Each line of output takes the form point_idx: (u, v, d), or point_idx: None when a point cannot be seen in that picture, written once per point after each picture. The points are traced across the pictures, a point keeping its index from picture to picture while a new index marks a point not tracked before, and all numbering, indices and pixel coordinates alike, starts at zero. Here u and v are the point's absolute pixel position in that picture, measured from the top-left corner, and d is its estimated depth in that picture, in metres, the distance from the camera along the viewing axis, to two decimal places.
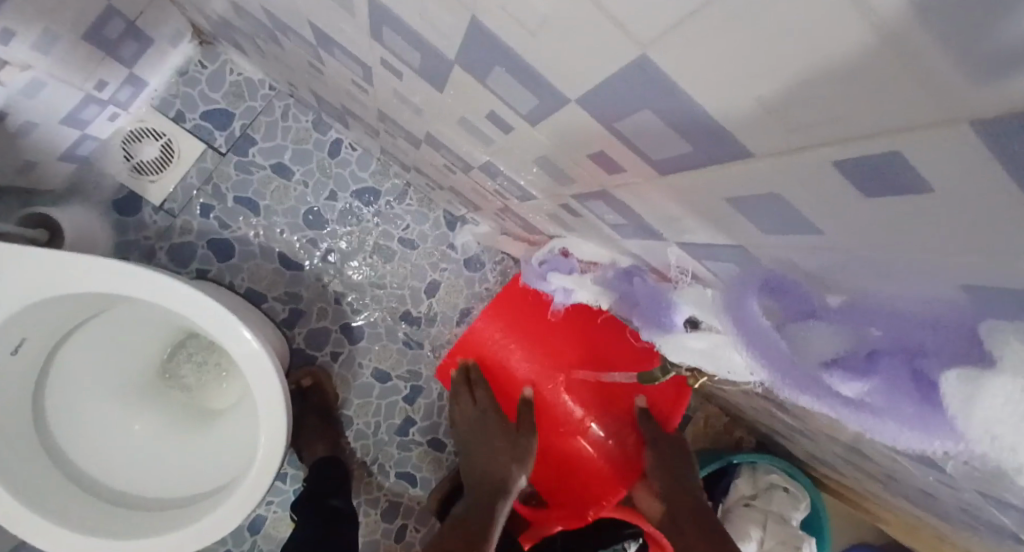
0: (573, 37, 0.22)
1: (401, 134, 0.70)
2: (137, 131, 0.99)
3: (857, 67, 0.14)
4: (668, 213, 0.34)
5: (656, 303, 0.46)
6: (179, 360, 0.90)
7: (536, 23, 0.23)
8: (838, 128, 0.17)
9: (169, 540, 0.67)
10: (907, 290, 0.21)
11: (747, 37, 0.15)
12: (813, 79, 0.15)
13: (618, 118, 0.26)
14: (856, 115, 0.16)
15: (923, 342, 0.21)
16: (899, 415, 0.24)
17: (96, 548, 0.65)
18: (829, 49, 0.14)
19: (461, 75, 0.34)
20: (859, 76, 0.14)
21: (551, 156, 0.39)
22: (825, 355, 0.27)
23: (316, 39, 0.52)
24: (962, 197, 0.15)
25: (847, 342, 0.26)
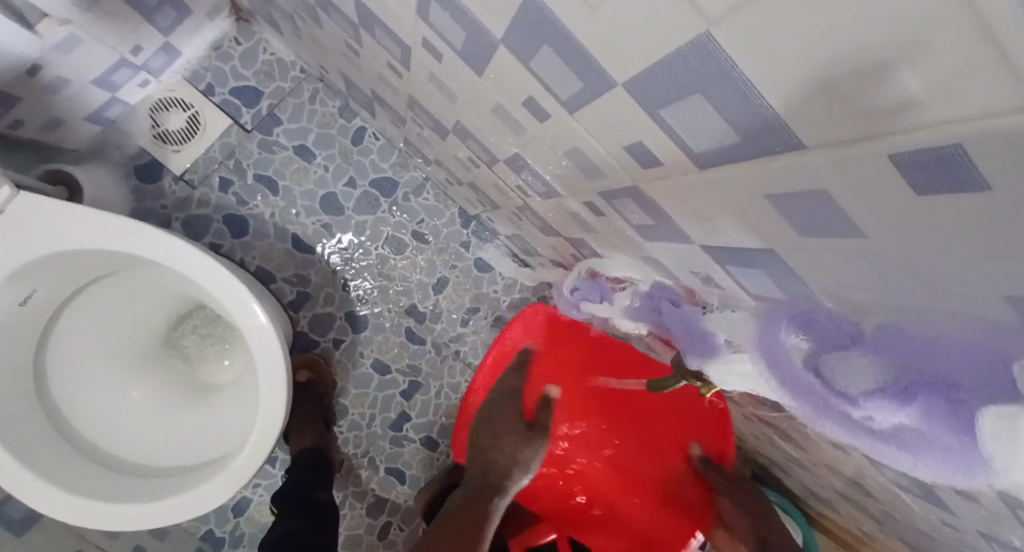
0: (631, 9, 0.22)
1: (429, 124, 0.71)
2: (166, 101, 1.00)
3: (929, 49, 0.13)
4: (701, 212, 0.33)
5: (690, 330, 0.45)
6: (183, 330, 0.89)
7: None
8: (902, 115, 0.16)
9: (149, 509, 0.66)
10: (947, 324, 0.22)
11: (818, 12, 0.15)
12: (881, 60, 0.15)
13: (665, 104, 0.26)
14: (924, 102, 0.15)
15: (956, 378, 0.23)
16: (928, 452, 0.26)
17: (76, 506, 0.64)
18: (901, 29, 0.13)
19: (504, 55, 0.34)
20: (932, 59, 0.14)
21: (584, 148, 0.39)
22: (859, 386, 0.28)
23: (358, 19, 0.52)
24: (1022, 197, 0.14)
25: (875, 375, 0.27)
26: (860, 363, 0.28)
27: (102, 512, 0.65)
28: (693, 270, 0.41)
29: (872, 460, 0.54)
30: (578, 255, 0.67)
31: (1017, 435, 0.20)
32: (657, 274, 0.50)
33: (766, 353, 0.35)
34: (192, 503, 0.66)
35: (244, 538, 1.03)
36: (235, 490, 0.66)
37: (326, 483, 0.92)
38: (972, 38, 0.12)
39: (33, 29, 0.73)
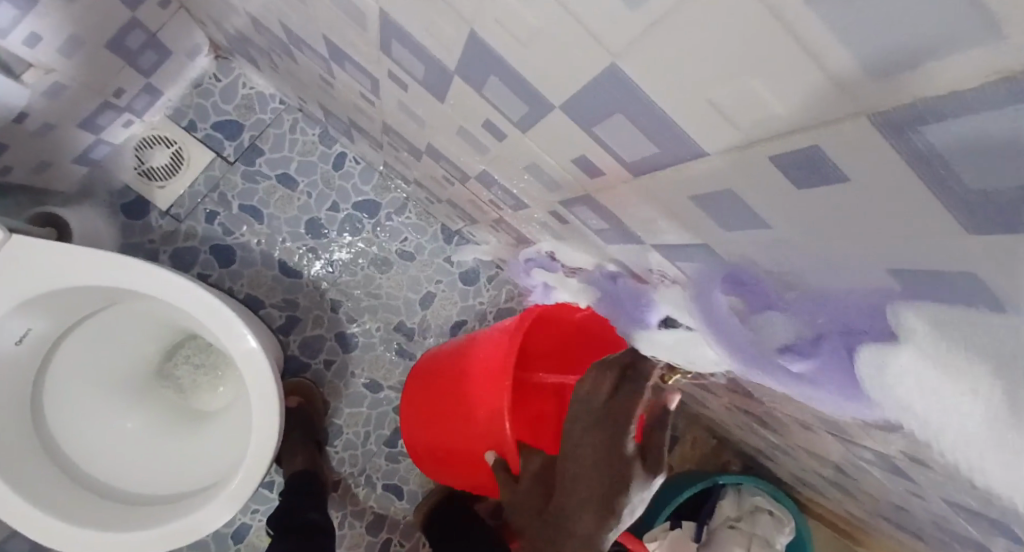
0: (555, 44, 0.26)
1: (404, 147, 0.74)
2: (149, 138, 1.02)
3: (780, 70, 0.17)
4: (644, 216, 0.37)
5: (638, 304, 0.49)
6: (176, 360, 0.90)
7: (523, 33, 0.27)
8: (774, 126, 0.20)
9: (147, 536, 0.67)
10: (841, 288, 0.25)
11: (696, 47, 0.19)
12: (748, 82, 0.19)
13: (596, 123, 0.30)
14: (786, 114, 0.19)
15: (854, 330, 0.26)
16: (842, 392, 0.30)
17: (78, 537, 0.65)
18: (757, 55, 0.17)
19: (460, 84, 0.38)
20: (782, 79, 0.17)
21: (540, 163, 0.42)
22: (783, 341, 0.32)
23: (329, 54, 0.56)
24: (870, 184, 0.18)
25: (794, 332, 0.31)
26: (784, 321, 0.31)
27: (104, 541, 0.66)
28: (637, 255, 0.45)
29: (837, 436, 0.57)
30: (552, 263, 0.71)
31: (897, 377, 0.24)
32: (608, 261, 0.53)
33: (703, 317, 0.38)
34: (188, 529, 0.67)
35: None
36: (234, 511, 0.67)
37: (320, 506, 0.93)
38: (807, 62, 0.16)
39: (19, 77, 0.76)
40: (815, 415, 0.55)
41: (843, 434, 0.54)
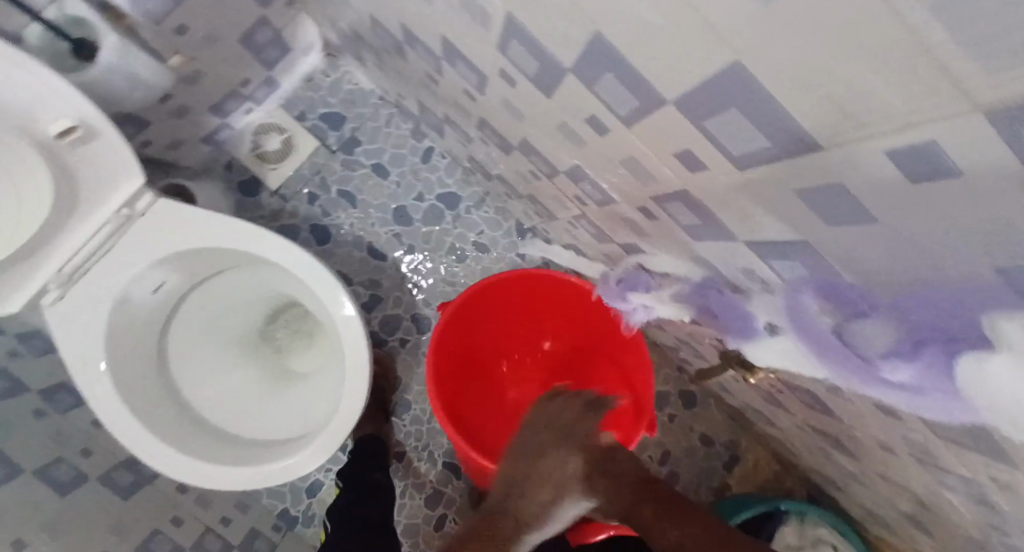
0: (678, 40, 0.28)
1: (495, 142, 0.79)
2: (266, 125, 1.14)
3: (904, 63, 0.18)
4: (743, 211, 0.39)
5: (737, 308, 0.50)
6: (276, 325, 1.00)
7: (651, 26, 0.29)
8: (892, 118, 0.21)
9: (238, 473, 0.75)
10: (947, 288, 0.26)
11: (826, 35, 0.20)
12: (870, 72, 0.20)
13: (709, 116, 0.32)
14: (907, 109, 0.20)
15: (952, 329, 0.28)
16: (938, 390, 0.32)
17: (183, 463, 0.74)
18: (883, 49, 0.18)
19: (572, 80, 0.41)
20: (909, 70, 0.18)
21: (640, 157, 0.45)
22: (882, 344, 0.34)
23: (442, 53, 0.61)
24: (984, 179, 0.19)
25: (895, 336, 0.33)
26: (880, 326, 0.33)
27: (204, 471, 0.74)
28: (736, 267, 0.46)
29: (922, 460, 0.55)
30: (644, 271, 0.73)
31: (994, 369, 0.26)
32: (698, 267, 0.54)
33: (805, 317, 0.40)
34: (275, 474, 0.75)
35: (315, 518, 1.13)
36: (320, 461, 0.74)
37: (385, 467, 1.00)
38: (927, 55, 0.17)
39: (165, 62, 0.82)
40: (898, 434, 0.54)
41: (929, 457, 0.52)
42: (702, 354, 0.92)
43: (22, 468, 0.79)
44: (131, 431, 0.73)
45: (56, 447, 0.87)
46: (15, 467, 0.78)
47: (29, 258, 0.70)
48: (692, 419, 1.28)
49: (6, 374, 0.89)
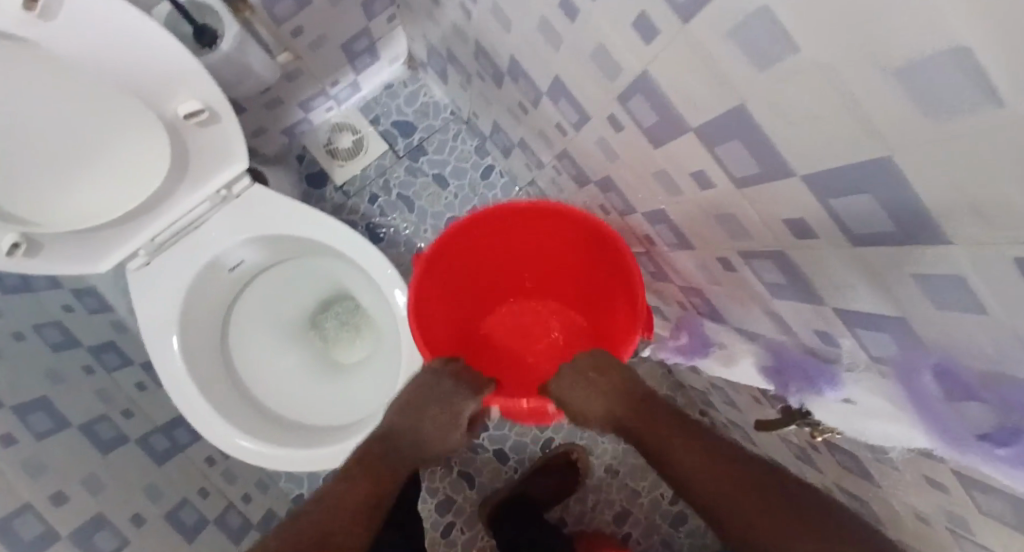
0: (828, 127, 0.31)
1: (571, 173, 0.84)
2: (341, 124, 1.19)
3: None
4: (843, 280, 0.42)
5: (816, 371, 0.53)
6: (327, 314, 1.02)
7: (803, 112, 0.32)
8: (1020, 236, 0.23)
9: (289, 456, 0.76)
10: None
11: (980, 154, 0.22)
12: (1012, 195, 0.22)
13: (835, 196, 0.36)
14: None
15: None
16: None
17: (238, 442, 0.75)
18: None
19: (692, 138, 0.45)
20: None
21: (740, 215, 0.48)
22: (981, 427, 0.35)
23: (547, 89, 0.66)
24: None
25: (997, 420, 0.33)
26: (982, 408, 0.34)
27: (259, 451, 0.76)
28: (812, 328, 0.51)
29: (956, 535, 0.57)
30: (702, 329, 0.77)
31: None
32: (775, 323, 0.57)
33: (911, 388, 0.41)
34: (325, 460, 0.75)
35: None
36: None
37: None
38: None
39: (274, 58, 0.86)
40: (940, 509, 0.55)
41: (966, 533, 0.54)
42: (735, 403, 0.94)
43: (70, 422, 0.80)
44: (193, 407, 0.74)
45: (102, 406, 0.88)
46: (66, 420, 0.80)
47: (123, 226, 0.67)
48: None
49: (63, 328, 0.93)
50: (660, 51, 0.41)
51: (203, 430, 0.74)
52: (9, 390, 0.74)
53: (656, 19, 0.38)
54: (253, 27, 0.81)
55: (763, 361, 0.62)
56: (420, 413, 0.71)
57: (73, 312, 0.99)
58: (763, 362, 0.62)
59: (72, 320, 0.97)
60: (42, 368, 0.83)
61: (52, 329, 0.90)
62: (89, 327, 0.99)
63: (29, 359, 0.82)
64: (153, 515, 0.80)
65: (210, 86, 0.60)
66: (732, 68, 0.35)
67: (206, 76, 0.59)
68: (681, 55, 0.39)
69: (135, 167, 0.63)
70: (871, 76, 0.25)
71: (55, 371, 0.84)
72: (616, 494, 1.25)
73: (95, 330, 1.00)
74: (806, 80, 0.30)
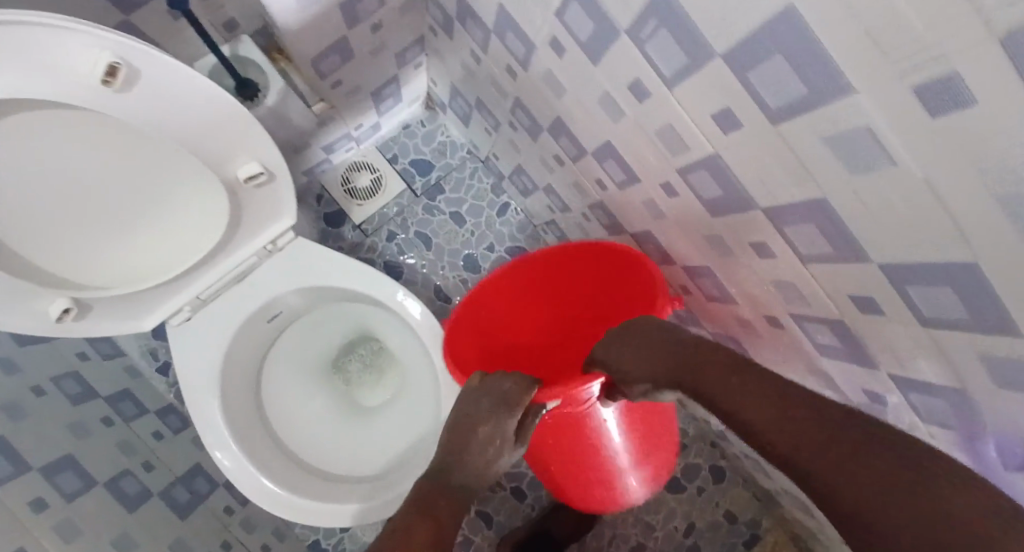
0: (915, 230, 0.34)
1: (602, 221, 0.86)
2: (359, 163, 1.20)
3: None
4: (904, 349, 0.45)
5: None
6: (350, 356, 1.01)
7: (893, 218, 0.35)
8: None
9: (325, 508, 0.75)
10: None
11: None
12: None
13: (911, 283, 0.38)
14: None
15: None
16: None
17: (274, 494, 0.74)
18: None
19: (757, 217, 0.48)
20: None
21: (800, 286, 0.51)
22: None
23: (593, 149, 0.69)
24: None
25: None
26: None
27: (296, 504, 0.75)
28: (863, 387, 0.55)
29: None
30: None
31: None
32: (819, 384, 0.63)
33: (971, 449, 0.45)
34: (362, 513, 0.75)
35: None
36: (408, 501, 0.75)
37: None
38: None
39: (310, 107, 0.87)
40: None
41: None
42: None
43: (96, 479, 0.79)
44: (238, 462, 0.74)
45: (123, 459, 0.87)
46: (92, 476, 0.78)
47: (172, 287, 0.67)
48: (717, 493, 1.28)
49: (78, 379, 0.91)
50: (734, 142, 0.43)
51: (240, 484, 0.73)
52: (34, 451, 0.72)
53: (737, 116, 0.41)
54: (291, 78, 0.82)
55: None
56: (462, 446, 0.65)
57: (87, 359, 0.96)
58: None
59: (87, 368, 0.94)
60: (62, 423, 0.81)
61: (68, 380, 0.88)
62: (102, 374, 0.97)
63: (48, 415, 0.80)
64: None
65: (270, 151, 0.62)
66: (821, 171, 0.37)
67: (267, 141, 0.61)
68: (759, 151, 0.41)
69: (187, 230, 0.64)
70: (975, 213, 0.28)
71: (77, 424, 0.83)
72: (631, 527, 1.26)
73: (108, 379, 0.97)
74: (903, 193, 0.33)
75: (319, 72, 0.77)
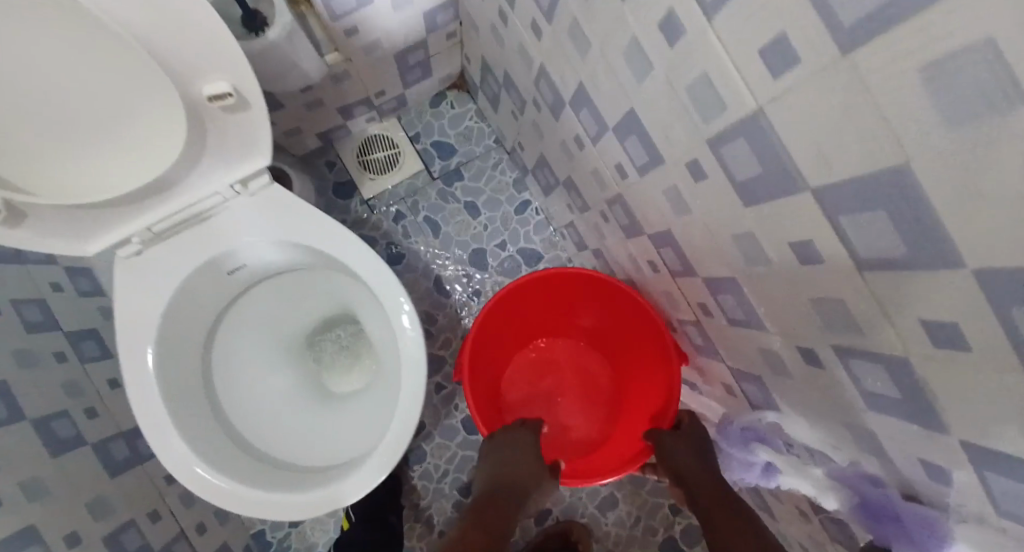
0: (1018, 223, 0.22)
1: (620, 222, 0.76)
2: (379, 137, 1.13)
3: None
4: (996, 414, 0.31)
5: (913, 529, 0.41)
6: (327, 336, 0.93)
7: (1005, 199, 0.22)
8: None
9: (240, 490, 0.67)
10: None
11: None
12: None
13: (1021, 302, 0.25)
14: None
15: None
16: None
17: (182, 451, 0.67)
18: None
19: (808, 204, 0.36)
20: None
21: (850, 306, 0.38)
22: None
23: (616, 124, 0.58)
24: None
25: None
26: None
27: (211, 475, 0.66)
28: (915, 460, 0.41)
29: None
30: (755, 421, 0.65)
31: None
32: (859, 459, 0.49)
33: None
34: (285, 509, 0.66)
35: None
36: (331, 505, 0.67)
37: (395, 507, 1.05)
38: None
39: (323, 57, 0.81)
40: None
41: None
42: (767, 508, 0.78)
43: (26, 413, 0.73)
44: (160, 430, 0.67)
45: (65, 399, 0.81)
46: (21, 410, 0.72)
47: (134, 208, 0.65)
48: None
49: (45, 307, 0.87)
50: (788, 89, 0.32)
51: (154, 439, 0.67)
52: None
53: (795, 43, 0.29)
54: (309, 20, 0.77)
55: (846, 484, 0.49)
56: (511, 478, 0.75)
57: (62, 291, 0.92)
58: (842, 487, 0.50)
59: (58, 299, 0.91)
60: (8, 347, 0.75)
61: (33, 308, 0.83)
62: (75, 308, 0.93)
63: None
64: (91, 535, 0.74)
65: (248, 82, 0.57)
66: (900, 116, 0.25)
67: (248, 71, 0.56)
68: (818, 99, 0.30)
69: (139, 151, 0.59)
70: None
71: (25, 351, 0.78)
72: None
73: (77, 314, 0.93)
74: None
75: (330, 9, 0.71)
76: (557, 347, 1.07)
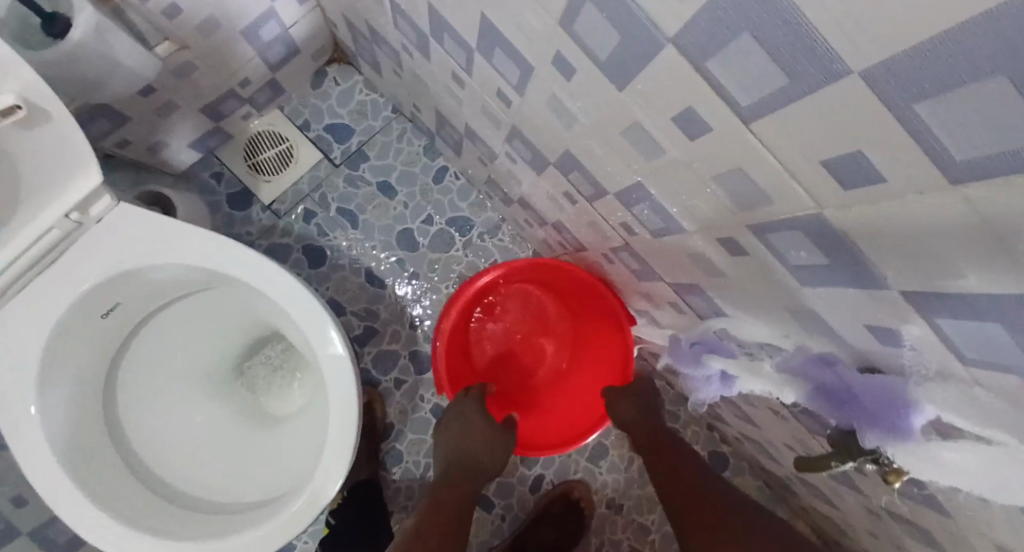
0: None
1: (526, 158, 0.69)
2: (264, 134, 1.02)
3: None
4: (933, 251, 0.24)
5: (876, 397, 0.35)
6: (256, 358, 0.86)
7: None
8: None
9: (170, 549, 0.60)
10: None
11: None
12: None
13: (924, 95, 0.18)
14: None
15: None
16: None
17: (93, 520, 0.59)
18: None
19: (671, 58, 0.30)
20: None
21: (750, 169, 0.33)
22: None
23: (477, 41, 0.51)
24: None
25: None
26: None
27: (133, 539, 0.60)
28: (867, 324, 0.34)
29: None
30: (701, 328, 0.62)
31: None
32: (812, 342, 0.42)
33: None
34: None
35: None
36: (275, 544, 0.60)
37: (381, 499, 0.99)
38: None
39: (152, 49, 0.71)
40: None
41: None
42: (750, 419, 0.73)
43: None
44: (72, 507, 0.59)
45: None
46: None
47: None
48: None
49: None
50: None
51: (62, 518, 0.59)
52: None
53: None
54: (118, 6, 0.66)
55: (799, 372, 0.43)
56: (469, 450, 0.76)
57: None
58: (797, 379, 0.44)
59: None
60: None
61: None
62: None
63: None
64: None
65: (35, 87, 0.51)
66: None
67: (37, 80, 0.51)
68: None
69: None
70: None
71: None
72: (621, 532, 1.08)
73: None
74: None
75: None
76: (512, 303, 0.98)
